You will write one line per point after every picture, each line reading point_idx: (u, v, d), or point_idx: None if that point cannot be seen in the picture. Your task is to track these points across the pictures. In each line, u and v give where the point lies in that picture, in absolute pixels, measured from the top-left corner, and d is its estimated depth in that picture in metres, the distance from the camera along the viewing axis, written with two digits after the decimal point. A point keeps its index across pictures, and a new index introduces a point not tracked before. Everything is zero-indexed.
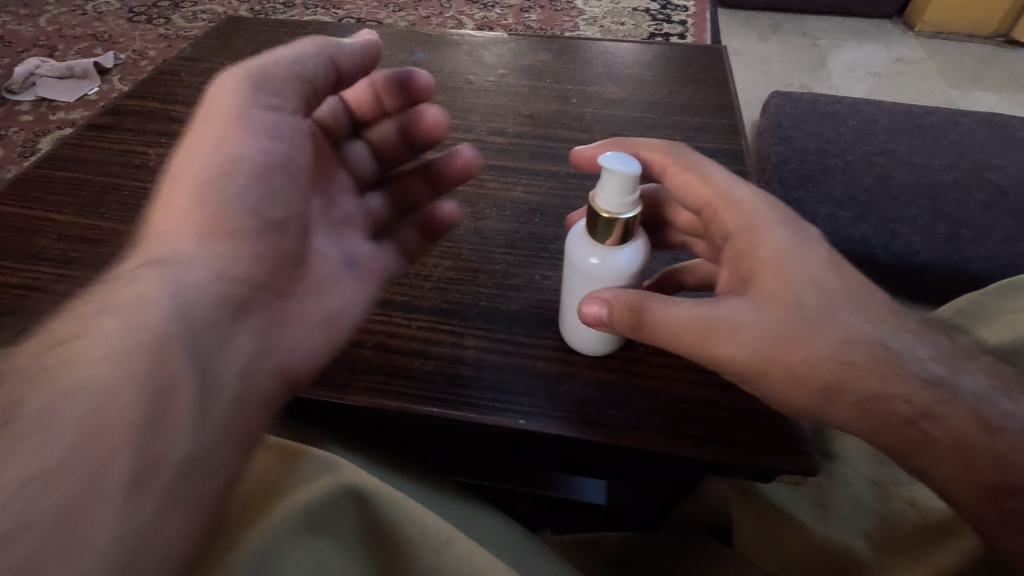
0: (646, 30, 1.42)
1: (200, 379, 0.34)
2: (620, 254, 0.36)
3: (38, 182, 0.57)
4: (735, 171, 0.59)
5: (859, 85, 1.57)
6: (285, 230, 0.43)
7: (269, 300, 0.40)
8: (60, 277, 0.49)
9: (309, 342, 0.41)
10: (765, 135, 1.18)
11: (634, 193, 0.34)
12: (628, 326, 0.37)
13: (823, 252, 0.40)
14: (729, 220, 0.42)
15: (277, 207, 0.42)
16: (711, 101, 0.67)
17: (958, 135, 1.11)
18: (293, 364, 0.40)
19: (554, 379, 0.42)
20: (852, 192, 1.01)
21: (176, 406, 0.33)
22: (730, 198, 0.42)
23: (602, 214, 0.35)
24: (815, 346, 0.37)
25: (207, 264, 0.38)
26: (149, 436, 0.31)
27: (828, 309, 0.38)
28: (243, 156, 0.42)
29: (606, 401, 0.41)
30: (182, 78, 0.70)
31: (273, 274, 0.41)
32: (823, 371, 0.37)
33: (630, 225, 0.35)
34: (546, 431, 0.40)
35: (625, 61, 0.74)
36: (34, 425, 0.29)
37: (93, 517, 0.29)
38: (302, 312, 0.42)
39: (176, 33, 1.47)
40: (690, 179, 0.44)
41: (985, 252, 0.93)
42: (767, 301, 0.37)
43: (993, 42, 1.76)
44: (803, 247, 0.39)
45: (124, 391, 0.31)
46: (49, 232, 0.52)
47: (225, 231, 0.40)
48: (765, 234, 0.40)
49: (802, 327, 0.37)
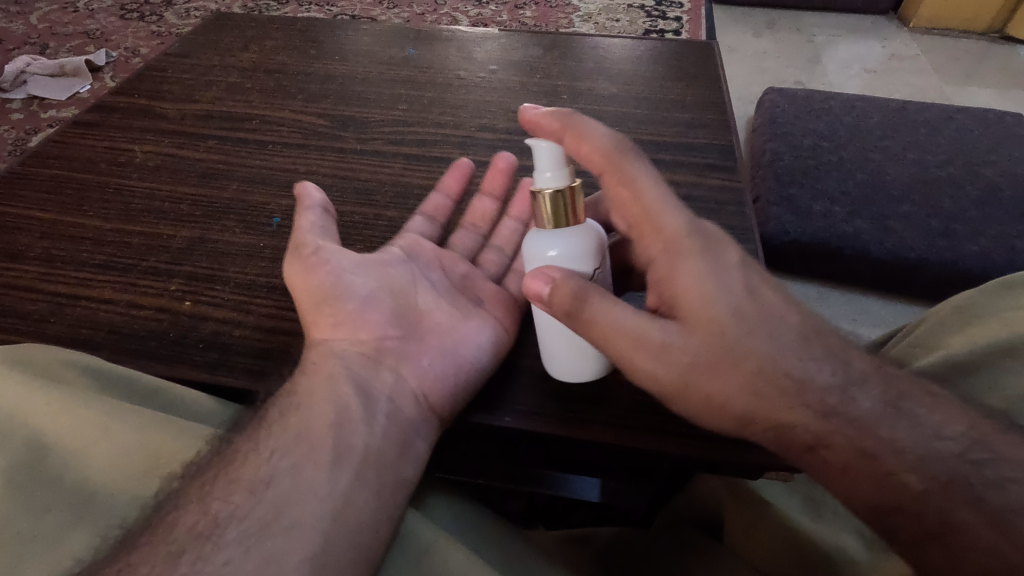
0: (641, 26, 1.41)
1: (371, 425, 0.37)
2: (576, 237, 0.38)
3: (23, 179, 0.56)
4: (725, 167, 0.58)
5: (854, 81, 1.57)
6: (440, 298, 0.45)
7: (441, 343, 0.42)
8: (43, 275, 0.48)
9: (452, 369, 0.41)
10: (759, 131, 1.18)
11: (567, 165, 0.37)
12: (566, 320, 0.37)
13: (742, 280, 0.37)
14: (652, 244, 0.39)
15: (405, 285, 0.45)
16: (702, 96, 0.67)
17: (952, 131, 1.11)
18: (443, 400, 0.40)
19: (539, 377, 0.43)
20: (845, 188, 1.01)
21: (356, 450, 0.35)
22: (658, 221, 0.39)
23: (545, 195, 0.36)
24: (727, 381, 0.36)
25: (358, 349, 0.41)
26: (342, 470, 0.34)
27: (747, 346, 0.36)
28: (338, 269, 0.43)
29: (592, 398, 0.42)
30: (170, 74, 0.69)
31: (411, 339, 0.42)
32: (731, 402, 0.36)
33: (574, 200, 0.37)
34: (533, 429, 0.40)
35: (617, 57, 0.73)
36: (295, 519, 0.31)
37: (307, 533, 0.31)
38: (465, 345, 0.43)
39: (168, 30, 1.46)
40: (620, 187, 0.40)
41: (979, 248, 0.92)
42: (693, 328, 0.37)
43: (988, 38, 1.76)
44: (723, 280, 0.37)
45: (325, 489, 0.33)
46: (33, 230, 0.52)
47: (358, 309, 0.42)
48: (682, 267, 0.37)
49: (718, 362, 0.36)
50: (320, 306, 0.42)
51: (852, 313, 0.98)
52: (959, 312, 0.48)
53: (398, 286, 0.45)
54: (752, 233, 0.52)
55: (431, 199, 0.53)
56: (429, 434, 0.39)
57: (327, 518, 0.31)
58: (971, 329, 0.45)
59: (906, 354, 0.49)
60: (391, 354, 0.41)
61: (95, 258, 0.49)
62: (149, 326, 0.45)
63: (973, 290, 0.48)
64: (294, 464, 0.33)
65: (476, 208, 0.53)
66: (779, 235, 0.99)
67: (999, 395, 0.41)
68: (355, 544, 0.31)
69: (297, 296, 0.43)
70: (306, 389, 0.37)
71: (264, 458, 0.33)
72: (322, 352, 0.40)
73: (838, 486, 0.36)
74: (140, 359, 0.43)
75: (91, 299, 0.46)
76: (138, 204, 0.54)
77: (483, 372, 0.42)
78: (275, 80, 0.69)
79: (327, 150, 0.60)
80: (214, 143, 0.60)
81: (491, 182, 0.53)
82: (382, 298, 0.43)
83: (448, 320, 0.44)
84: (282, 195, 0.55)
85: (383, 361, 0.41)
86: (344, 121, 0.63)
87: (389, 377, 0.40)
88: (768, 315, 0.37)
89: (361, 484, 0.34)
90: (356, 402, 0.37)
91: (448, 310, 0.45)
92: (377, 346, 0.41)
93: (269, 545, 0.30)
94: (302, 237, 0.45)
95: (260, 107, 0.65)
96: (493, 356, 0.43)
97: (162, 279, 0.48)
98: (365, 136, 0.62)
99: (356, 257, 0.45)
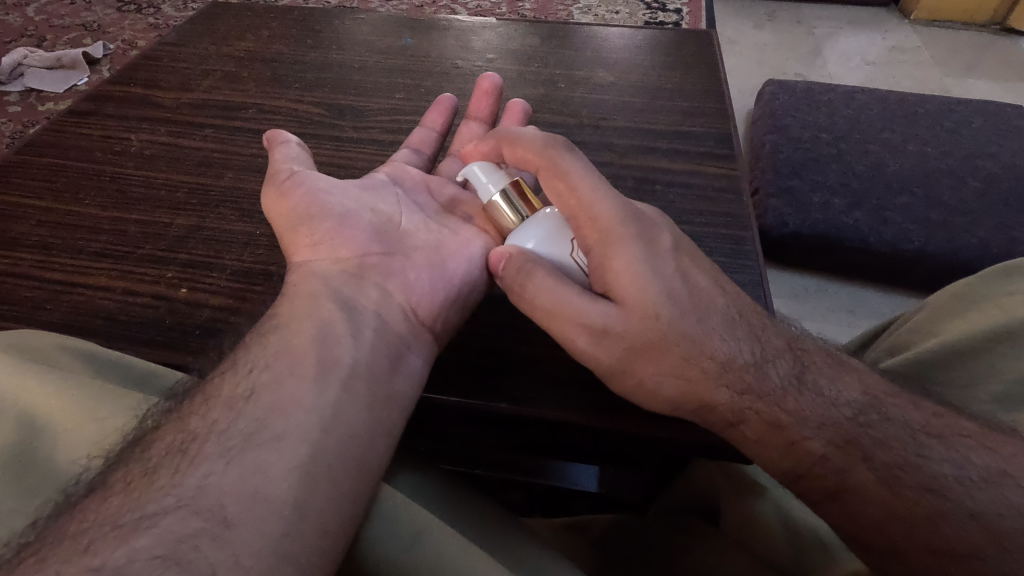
0: (641, 18, 1.40)
1: (356, 339, 0.38)
2: (533, 223, 0.42)
3: (19, 167, 0.56)
4: (723, 155, 0.58)
5: (854, 74, 1.56)
6: (421, 224, 0.47)
7: (425, 263, 0.44)
8: (39, 263, 0.48)
9: (434, 285, 0.43)
10: (759, 123, 1.17)
11: (497, 171, 0.43)
12: (510, 290, 0.40)
13: (674, 265, 0.38)
14: (589, 234, 0.39)
15: (387, 210, 0.47)
16: (700, 85, 0.67)
17: (951, 122, 1.11)
18: (426, 313, 0.42)
19: (538, 363, 0.43)
20: (844, 180, 1.01)
21: (343, 363, 0.36)
22: (592, 211, 0.39)
23: (490, 202, 0.43)
24: (656, 368, 0.37)
25: (340, 266, 0.43)
26: (325, 382, 0.35)
27: (677, 335, 0.37)
28: (314, 191, 0.45)
29: (590, 382, 0.42)
30: (166, 63, 0.69)
31: (393, 255, 0.44)
32: (661, 387, 0.38)
33: (515, 193, 0.42)
34: (533, 413, 0.41)
35: (615, 46, 0.73)
36: (284, 430, 0.32)
37: (292, 442, 0.32)
38: (446, 266, 0.44)
39: (165, 22, 1.45)
40: (553, 179, 0.41)
41: (978, 239, 0.92)
42: (631, 311, 0.37)
43: (989, 30, 1.75)
44: (653, 267, 0.38)
45: (311, 402, 0.34)
46: (29, 217, 0.52)
47: (340, 230, 0.44)
48: (612, 257, 0.38)
49: (647, 350, 0.37)
50: (302, 227, 0.44)
51: (852, 305, 0.98)
52: (957, 298, 0.48)
53: (380, 211, 0.46)
54: (750, 221, 0.52)
55: (417, 133, 0.56)
56: (415, 346, 0.41)
57: (317, 429, 0.33)
58: (971, 315, 0.45)
59: (904, 340, 0.49)
60: (375, 270, 0.43)
61: (91, 246, 0.49)
62: (145, 313, 0.45)
63: (972, 277, 0.48)
64: (280, 380, 0.34)
65: (465, 132, 0.57)
66: (778, 227, 0.98)
67: (1000, 380, 0.41)
68: (343, 455, 0.33)
69: (279, 220, 0.45)
70: (289, 309, 0.39)
71: (248, 373, 0.35)
72: (306, 274, 0.42)
73: (839, 467, 0.36)
74: (137, 345, 0.43)
75: (88, 286, 0.46)
76: (133, 192, 0.54)
77: (465, 289, 0.44)
78: (272, 69, 0.68)
79: (324, 139, 0.60)
80: (211, 131, 0.60)
81: (477, 108, 0.57)
82: (364, 218, 0.45)
83: (429, 243, 0.46)
84: None
85: (366, 276, 0.42)
86: (342, 110, 0.63)
87: (373, 291, 0.41)
88: (704, 306, 0.38)
89: (346, 395, 0.35)
90: (339, 317, 0.39)
91: (428, 234, 0.47)
92: (360, 263, 0.43)
93: (253, 456, 0.31)
94: (279, 167, 0.47)
95: (257, 96, 0.65)
96: (473, 275, 0.45)
97: (158, 266, 0.48)
98: (362, 125, 0.61)
99: (336, 183, 0.47)
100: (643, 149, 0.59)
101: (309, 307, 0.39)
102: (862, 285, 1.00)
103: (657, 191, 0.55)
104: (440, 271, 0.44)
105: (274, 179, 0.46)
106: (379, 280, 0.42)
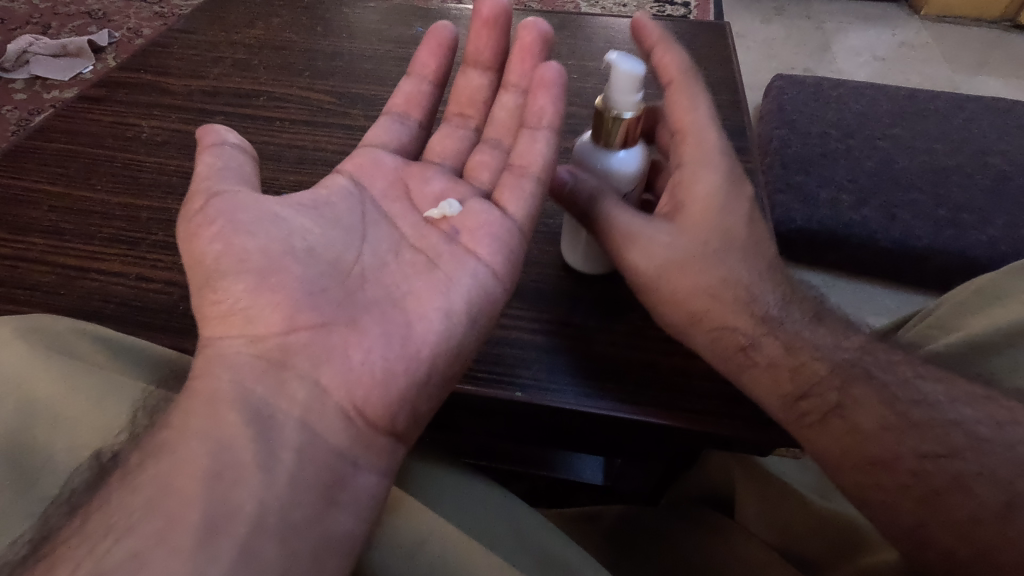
0: (650, 11, 1.39)
1: (265, 473, 0.33)
2: (615, 156, 0.44)
3: (30, 153, 0.56)
4: (737, 147, 0.58)
5: (863, 70, 1.55)
6: (384, 264, 0.43)
7: (378, 321, 0.40)
8: (53, 248, 0.48)
9: (393, 347, 0.39)
10: (767, 118, 1.16)
11: (637, 95, 0.41)
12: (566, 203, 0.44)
13: (746, 211, 0.44)
14: (686, 149, 0.45)
15: (338, 249, 0.43)
16: (714, 77, 0.66)
17: (963, 119, 1.10)
18: (368, 405, 0.37)
19: (551, 352, 0.43)
20: (853, 175, 1.01)
21: (244, 511, 0.31)
22: (701, 133, 0.45)
23: (607, 113, 0.42)
24: (685, 276, 0.42)
25: (259, 352, 0.38)
26: (219, 492, 0.31)
27: (719, 260, 0.42)
28: (224, 233, 0.40)
29: (602, 373, 0.42)
30: (177, 50, 0.68)
31: (328, 328, 0.39)
32: (686, 299, 0.42)
33: (628, 127, 0.42)
34: (544, 404, 0.41)
35: (627, 37, 0.72)
36: None
37: None
38: (410, 321, 0.40)
39: (171, 12, 1.44)
40: (683, 105, 0.46)
41: (986, 238, 0.92)
42: (689, 230, 0.43)
43: (1000, 27, 1.73)
44: (728, 200, 0.44)
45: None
46: (42, 203, 0.51)
47: (258, 291, 0.39)
48: (700, 179, 0.44)
49: (686, 264, 0.42)
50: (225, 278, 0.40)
51: (858, 301, 0.97)
52: (979, 292, 0.47)
53: (324, 258, 0.42)
54: (764, 214, 0.52)
55: (407, 87, 0.53)
56: (350, 457, 0.36)
57: None
58: (993, 310, 0.45)
59: (923, 336, 0.49)
60: (305, 337, 0.39)
61: (104, 231, 0.49)
62: (160, 299, 0.45)
63: (996, 272, 0.47)
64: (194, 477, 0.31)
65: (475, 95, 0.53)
66: (786, 223, 0.98)
67: None
68: None
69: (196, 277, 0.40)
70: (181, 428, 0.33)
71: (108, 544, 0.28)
72: (233, 342, 0.38)
73: None
74: (152, 331, 0.43)
75: (101, 272, 0.46)
76: (145, 179, 0.54)
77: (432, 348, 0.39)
78: (282, 57, 0.68)
79: (336, 127, 0.59)
80: (222, 118, 0.60)
81: (478, 54, 0.52)
82: (294, 273, 0.40)
83: (387, 291, 0.42)
84: (291, 171, 0.55)
85: (293, 353, 0.38)
86: (352, 98, 0.63)
87: (298, 386, 0.37)
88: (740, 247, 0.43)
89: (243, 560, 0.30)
90: (245, 441, 0.33)
91: (393, 277, 0.43)
92: (290, 333, 0.39)
93: None
94: (200, 184, 0.42)
95: (267, 83, 0.64)
96: (437, 329, 0.40)
97: (171, 252, 0.48)
98: (374, 114, 0.61)
99: (275, 209, 0.42)
100: None
101: (208, 430, 0.33)
102: (867, 281, 1.00)
103: None
104: (388, 345, 0.39)
105: (199, 184, 0.42)
106: (308, 356, 0.38)
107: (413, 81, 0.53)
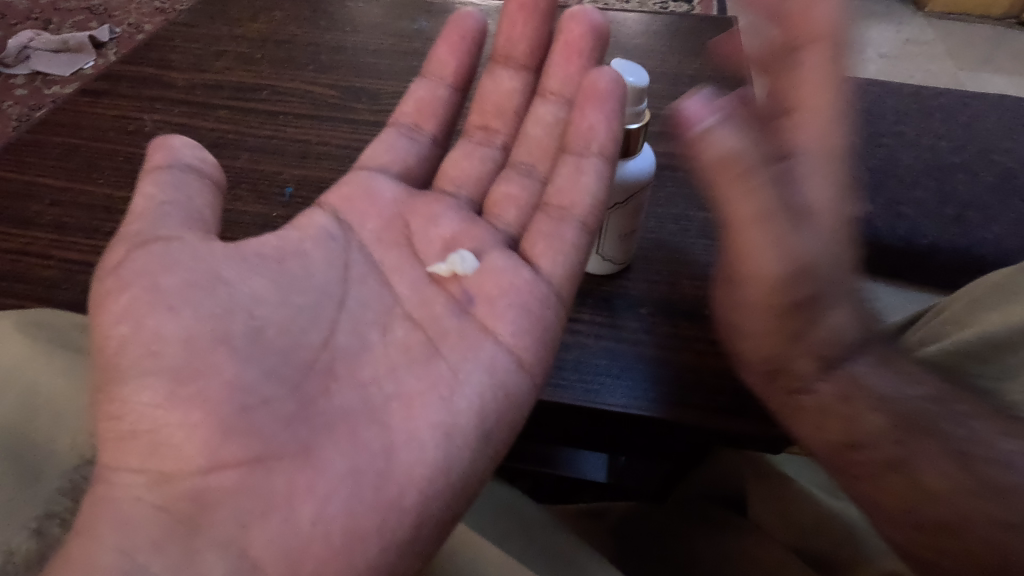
0: (654, 7, 1.38)
1: None
2: (625, 163, 0.44)
3: (31, 146, 0.55)
4: None
5: (867, 67, 1.54)
6: (354, 351, 0.39)
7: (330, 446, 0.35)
8: (54, 243, 0.47)
9: (346, 480, 0.34)
10: None
11: (641, 106, 0.42)
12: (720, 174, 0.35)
13: (869, 200, 0.37)
14: (813, 118, 0.35)
15: (295, 333, 0.38)
16: (720, 72, 0.66)
17: (968, 117, 1.09)
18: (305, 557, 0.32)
19: (559, 349, 0.43)
20: (858, 173, 1.00)
21: None
22: (833, 107, 0.35)
23: (614, 123, 0.42)
24: (765, 288, 0.35)
25: (171, 501, 0.33)
26: None
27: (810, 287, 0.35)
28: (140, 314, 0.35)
29: (611, 369, 0.42)
30: (179, 44, 0.68)
31: (263, 462, 0.34)
32: (748, 315, 0.37)
33: (636, 136, 0.43)
34: (554, 401, 0.40)
35: (633, 32, 0.71)
36: None
37: None
38: (372, 445, 0.35)
39: (172, 7, 1.43)
40: (813, 63, 0.36)
41: (992, 236, 0.91)
42: (828, 227, 0.34)
43: (1004, 24, 1.72)
44: (855, 187, 0.35)
45: None
46: (43, 197, 0.51)
47: (175, 403, 0.34)
48: (840, 161, 0.34)
49: (811, 279, 0.34)
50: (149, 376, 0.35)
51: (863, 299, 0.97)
52: (993, 287, 0.47)
53: (276, 350, 0.37)
54: None
55: (424, 90, 0.51)
56: None
57: None
58: (1007, 306, 0.45)
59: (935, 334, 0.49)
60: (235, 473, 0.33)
61: (106, 226, 0.49)
62: None
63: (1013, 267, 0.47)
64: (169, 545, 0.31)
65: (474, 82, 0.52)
66: None
67: None
68: None
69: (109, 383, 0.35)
70: None
71: None
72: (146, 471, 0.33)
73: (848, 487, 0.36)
74: None
75: None
76: None
77: (390, 485, 0.34)
78: (286, 51, 0.67)
79: (339, 121, 0.59)
80: (225, 112, 0.59)
81: (511, 47, 0.50)
82: (226, 376, 0.35)
83: (346, 399, 0.37)
84: (296, 165, 0.54)
85: (216, 493, 0.33)
86: (356, 92, 0.62)
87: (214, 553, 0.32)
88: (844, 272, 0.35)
89: None
90: None
91: (364, 370, 0.38)
92: (212, 468, 0.33)
93: None
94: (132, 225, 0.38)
95: (270, 77, 0.64)
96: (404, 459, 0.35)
97: None
98: (378, 108, 0.61)
99: (222, 277, 0.37)
100: (663, 135, 0.58)
101: None
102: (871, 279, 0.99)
103: (678, 177, 0.54)
104: (337, 480, 0.34)
105: (134, 211, 0.38)
106: (230, 499, 0.33)
107: (429, 82, 0.51)
